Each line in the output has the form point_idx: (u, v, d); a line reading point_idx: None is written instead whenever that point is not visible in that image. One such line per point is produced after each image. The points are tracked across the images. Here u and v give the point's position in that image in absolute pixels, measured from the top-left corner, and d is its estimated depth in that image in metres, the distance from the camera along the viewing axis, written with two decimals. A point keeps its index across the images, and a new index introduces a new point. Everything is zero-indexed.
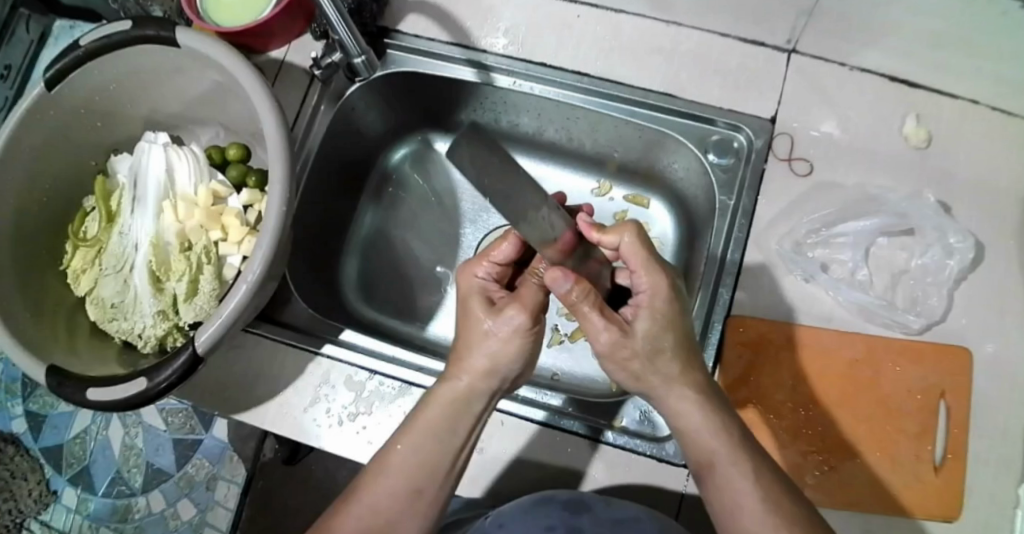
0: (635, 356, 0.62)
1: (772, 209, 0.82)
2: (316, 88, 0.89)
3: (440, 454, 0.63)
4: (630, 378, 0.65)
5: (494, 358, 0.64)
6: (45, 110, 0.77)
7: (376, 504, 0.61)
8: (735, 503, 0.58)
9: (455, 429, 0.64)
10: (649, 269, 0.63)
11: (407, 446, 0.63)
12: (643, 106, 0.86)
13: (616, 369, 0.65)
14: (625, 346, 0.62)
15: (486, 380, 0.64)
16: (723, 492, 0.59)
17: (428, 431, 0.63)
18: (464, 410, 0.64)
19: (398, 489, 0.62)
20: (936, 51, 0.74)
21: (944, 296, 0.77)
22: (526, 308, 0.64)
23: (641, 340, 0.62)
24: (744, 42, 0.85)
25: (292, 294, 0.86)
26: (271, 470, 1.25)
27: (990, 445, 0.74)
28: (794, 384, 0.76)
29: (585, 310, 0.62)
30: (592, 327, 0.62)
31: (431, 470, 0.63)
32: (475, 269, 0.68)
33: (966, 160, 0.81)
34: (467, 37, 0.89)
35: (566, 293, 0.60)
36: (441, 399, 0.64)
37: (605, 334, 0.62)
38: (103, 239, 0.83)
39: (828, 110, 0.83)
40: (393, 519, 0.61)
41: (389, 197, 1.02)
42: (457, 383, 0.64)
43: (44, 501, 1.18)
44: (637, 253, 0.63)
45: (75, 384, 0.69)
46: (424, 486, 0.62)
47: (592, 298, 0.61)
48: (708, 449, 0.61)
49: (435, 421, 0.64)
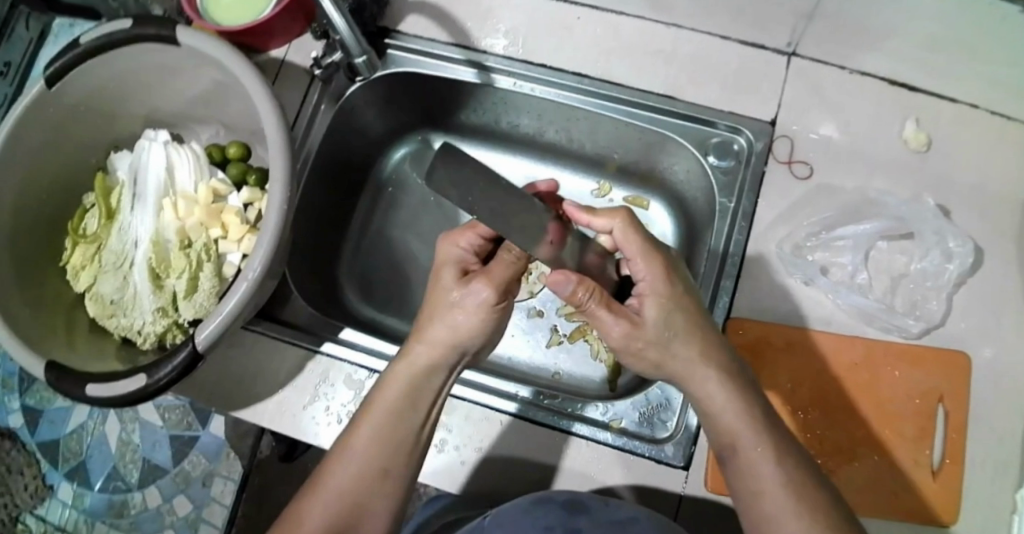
0: (649, 346, 0.62)
1: (772, 211, 0.82)
2: (317, 87, 0.89)
3: (405, 431, 0.61)
4: (649, 366, 0.63)
5: (454, 332, 0.63)
6: (45, 107, 0.77)
7: (342, 487, 0.58)
8: (760, 488, 0.56)
9: (417, 405, 0.63)
10: (645, 257, 0.62)
11: (372, 425, 0.61)
12: (645, 109, 0.86)
13: (633, 360, 0.64)
14: (637, 337, 0.62)
15: (445, 354, 0.63)
16: (747, 478, 0.57)
17: (391, 408, 0.61)
18: (424, 384, 0.63)
19: (365, 469, 0.59)
20: (937, 55, 0.74)
21: (943, 300, 0.78)
22: (494, 284, 0.63)
23: (651, 329, 0.61)
24: (745, 44, 0.85)
25: (292, 292, 0.86)
26: (268, 467, 1.23)
27: (987, 449, 0.74)
28: (793, 387, 0.76)
29: (592, 310, 0.62)
30: (603, 325, 0.62)
31: (397, 448, 0.61)
32: (458, 238, 0.66)
33: (966, 164, 0.81)
34: (468, 37, 0.89)
35: (572, 297, 0.61)
36: (400, 374, 0.63)
37: (617, 328, 0.62)
38: (102, 236, 0.83)
39: (828, 113, 0.83)
40: (361, 500, 0.59)
41: (389, 196, 1.02)
42: (418, 357, 0.63)
43: (40, 496, 1.18)
44: (632, 241, 0.62)
45: (73, 379, 0.69)
46: (392, 464, 0.60)
47: (598, 297, 0.61)
48: (731, 430, 0.59)
49: (397, 398, 0.62)
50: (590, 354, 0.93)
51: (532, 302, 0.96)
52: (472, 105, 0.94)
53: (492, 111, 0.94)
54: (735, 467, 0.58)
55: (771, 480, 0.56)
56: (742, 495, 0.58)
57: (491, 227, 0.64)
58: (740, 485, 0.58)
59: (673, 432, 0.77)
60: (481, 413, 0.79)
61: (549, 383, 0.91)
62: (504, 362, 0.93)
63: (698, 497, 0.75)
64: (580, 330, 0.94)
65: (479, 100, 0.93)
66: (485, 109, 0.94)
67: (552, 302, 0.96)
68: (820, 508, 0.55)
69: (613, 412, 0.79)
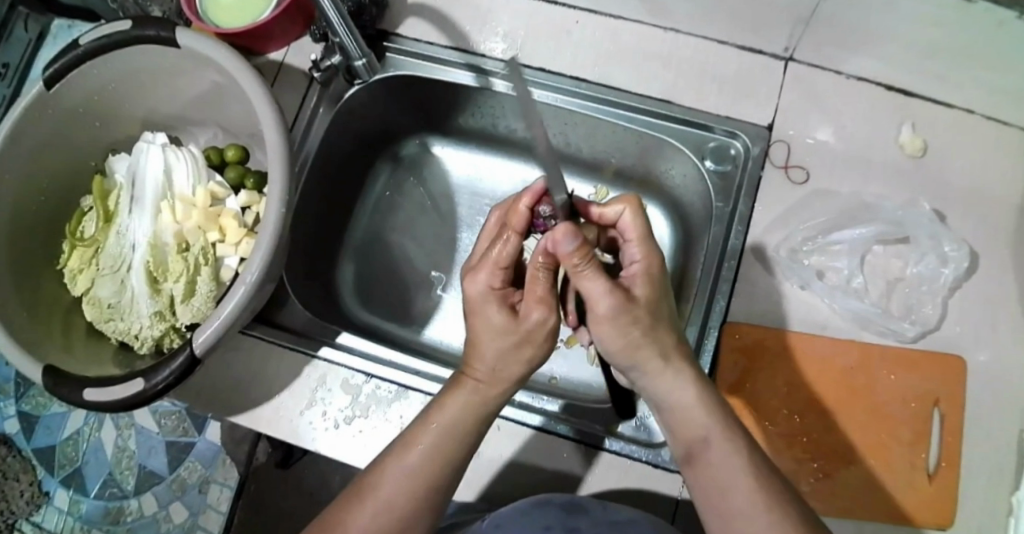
0: (638, 324, 0.58)
1: (769, 216, 0.82)
2: (315, 90, 0.89)
3: (458, 454, 0.60)
4: (626, 348, 0.59)
5: (514, 361, 0.61)
6: (43, 109, 0.77)
7: (391, 503, 0.57)
8: (725, 488, 0.56)
9: (475, 430, 0.61)
10: (643, 243, 0.63)
11: (426, 444, 0.59)
12: (642, 113, 0.86)
13: (611, 337, 0.59)
14: (630, 311, 0.58)
15: (504, 380, 0.61)
16: (711, 478, 0.57)
17: (449, 430, 0.60)
18: (484, 409, 0.61)
19: (416, 487, 0.58)
20: (932, 60, 0.75)
21: (939, 304, 0.78)
22: (541, 298, 0.61)
23: (642, 307, 0.59)
24: (742, 49, 0.85)
25: (289, 296, 0.86)
26: (265, 474, 1.23)
27: (984, 452, 0.74)
28: (789, 390, 0.76)
29: (585, 274, 0.58)
30: (593, 295, 0.58)
31: (448, 469, 0.59)
32: (480, 271, 0.62)
33: (962, 169, 0.81)
34: (466, 41, 0.89)
35: (572, 254, 0.57)
36: (461, 396, 0.61)
37: (608, 297, 0.58)
38: (100, 239, 0.83)
39: (824, 118, 0.83)
40: (407, 516, 0.58)
41: (387, 200, 1.02)
42: (477, 380, 0.61)
43: (37, 503, 1.17)
44: (635, 224, 0.63)
45: (70, 384, 0.68)
46: (440, 483, 0.59)
47: (597, 262, 0.58)
48: (698, 429, 0.59)
49: (456, 420, 0.60)
50: (586, 359, 0.93)
51: None
52: (470, 110, 0.95)
53: (490, 116, 0.95)
54: (701, 465, 0.58)
55: (733, 481, 0.56)
56: (705, 497, 0.58)
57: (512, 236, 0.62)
58: (703, 485, 0.58)
59: None
60: None
61: (546, 388, 0.91)
62: None
63: None
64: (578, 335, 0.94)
65: (477, 104, 0.93)
66: (482, 113, 0.95)
67: None
68: (782, 505, 0.54)
69: (610, 417, 0.79)
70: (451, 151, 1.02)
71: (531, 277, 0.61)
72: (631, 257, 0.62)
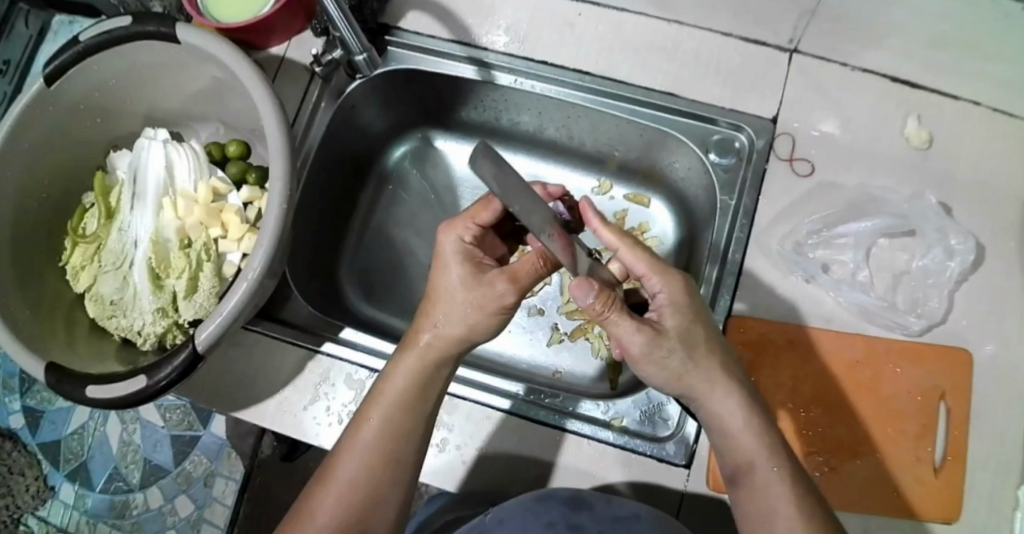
0: (674, 355, 0.61)
1: (774, 209, 0.81)
2: (317, 84, 0.88)
3: (412, 422, 0.62)
4: (672, 378, 0.62)
5: (463, 327, 0.63)
6: (44, 106, 0.77)
7: (353, 478, 0.60)
8: (770, 509, 0.58)
9: (426, 396, 0.63)
10: (664, 277, 0.63)
11: (380, 418, 0.61)
12: (646, 105, 0.85)
13: (652, 372, 0.62)
14: (659, 345, 0.60)
15: (455, 345, 0.64)
16: (759, 499, 0.59)
17: (399, 400, 0.62)
18: (432, 374, 0.64)
19: (376, 459, 0.60)
20: (937, 52, 0.74)
21: (945, 297, 0.78)
22: (519, 290, 0.63)
23: (672, 338, 0.61)
24: (746, 41, 0.84)
25: (292, 292, 0.86)
26: (269, 467, 1.22)
27: (989, 446, 0.74)
28: (794, 384, 0.76)
29: (609, 318, 0.60)
30: (621, 336, 0.61)
31: (405, 440, 0.61)
32: (457, 230, 0.66)
33: (967, 161, 0.81)
34: (468, 35, 0.89)
35: (594, 304, 0.60)
36: (409, 366, 0.63)
37: (640, 336, 0.60)
38: (102, 235, 0.82)
39: (828, 110, 0.83)
40: (374, 492, 0.60)
41: (391, 194, 1.01)
42: (424, 349, 0.63)
43: (42, 497, 1.18)
44: (643, 261, 0.63)
45: (73, 381, 0.68)
46: (401, 456, 0.61)
47: (620, 306, 0.60)
48: (748, 457, 0.60)
49: (405, 391, 0.62)
50: (590, 352, 0.93)
51: (532, 300, 0.96)
52: (472, 103, 0.94)
53: (492, 109, 0.94)
54: (749, 490, 0.60)
55: (781, 505, 0.57)
56: (751, 518, 0.59)
57: (497, 210, 0.66)
58: (751, 507, 0.59)
59: (675, 429, 0.77)
60: (482, 411, 0.78)
61: (551, 381, 0.91)
62: (504, 360, 0.93)
63: (701, 494, 0.74)
64: (582, 328, 0.94)
65: (479, 98, 0.93)
66: (485, 107, 0.94)
67: (553, 300, 0.96)
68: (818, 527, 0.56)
69: (614, 411, 0.79)
70: (455, 145, 1.01)
71: (525, 258, 0.63)
72: (654, 289, 0.63)
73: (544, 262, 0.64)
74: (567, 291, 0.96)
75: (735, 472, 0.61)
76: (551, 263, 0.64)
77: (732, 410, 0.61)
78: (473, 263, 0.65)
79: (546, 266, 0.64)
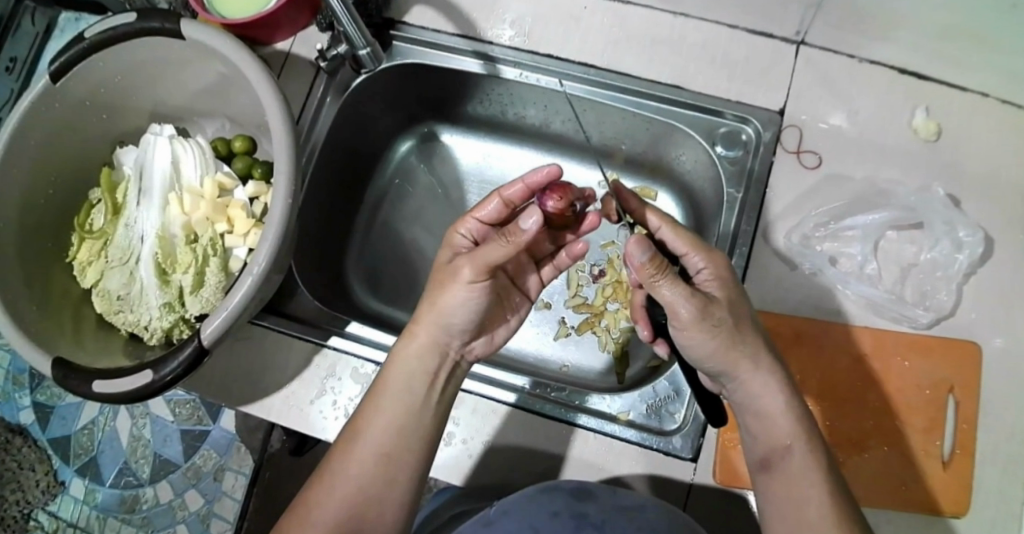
0: (724, 322, 0.61)
1: (781, 201, 0.81)
2: (322, 79, 0.88)
3: (403, 416, 0.62)
4: (720, 350, 0.61)
5: (441, 313, 0.64)
6: (50, 102, 0.77)
7: (347, 475, 0.60)
8: (802, 494, 0.57)
9: (416, 390, 0.63)
10: (704, 250, 0.64)
11: (371, 414, 0.62)
12: (651, 98, 0.85)
13: (700, 344, 0.62)
14: (711, 312, 0.60)
15: (436, 336, 0.65)
16: (791, 484, 0.58)
17: (388, 394, 0.63)
18: (419, 368, 0.64)
19: (369, 454, 0.60)
20: (945, 43, 0.73)
21: (953, 290, 0.77)
22: (480, 262, 0.62)
23: (723, 307, 0.61)
24: (753, 33, 0.84)
25: (298, 286, 0.86)
26: (279, 461, 1.21)
27: (998, 439, 0.74)
28: (801, 379, 0.76)
29: (660, 282, 0.61)
30: (671, 301, 0.61)
31: (398, 433, 0.62)
32: (459, 226, 0.68)
33: (976, 154, 0.80)
34: (473, 29, 0.88)
35: (646, 264, 0.60)
36: (397, 362, 0.64)
37: (689, 302, 0.60)
38: (108, 231, 0.83)
39: (836, 103, 0.82)
40: (369, 489, 0.60)
41: (397, 189, 1.01)
42: (408, 343, 0.65)
43: (53, 492, 1.19)
44: (683, 237, 0.64)
45: (80, 376, 0.69)
46: (394, 450, 0.61)
47: (670, 271, 0.61)
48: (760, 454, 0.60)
49: (394, 385, 0.63)
50: (598, 346, 0.93)
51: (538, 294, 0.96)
52: (479, 97, 0.94)
53: (498, 103, 0.94)
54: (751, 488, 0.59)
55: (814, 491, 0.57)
56: (781, 503, 0.58)
57: (498, 206, 0.67)
58: (782, 491, 0.59)
59: (682, 423, 0.76)
60: (488, 405, 0.78)
61: (557, 375, 0.91)
62: (511, 353, 0.93)
63: (708, 486, 0.74)
64: (588, 322, 0.94)
65: (485, 92, 0.92)
66: (491, 101, 0.94)
67: (560, 293, 0.96)
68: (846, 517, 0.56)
69: (621, 404, 0.79)
70: (460, 138, 1.01)
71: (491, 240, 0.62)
72: (697, 265, 0.64)
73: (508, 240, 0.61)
74: (574, 285, 0.95)
75: (768, 457, 0.61)
76: (517, 244, 0.61)
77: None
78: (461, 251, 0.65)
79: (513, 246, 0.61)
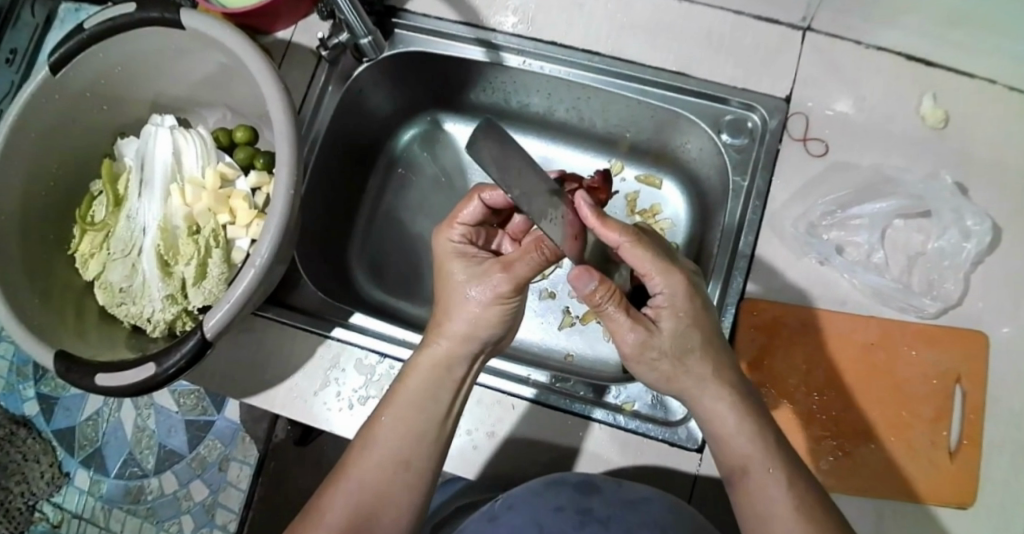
0: (663, 357, 0.61)
1: (787, 190, 0.80)
2: (324, 67, 0.87)
3: (426, 422, 0.62)
4: (662, 378, 0.62)
5: (475, 323, 0.63)
6: (50, 94, 0.76)
7: (364, 479, 0.60)
8: (767, 511, 0.56)
9: (439, 397, 0.63)
10: (668, 275, 0.61)
11: (391, 419, 0.62)
12: (655, 85, 0.84)
13: (643, 370, 0.62)
14: (653, 345, 0.60)
15: (465, 345, 0.64)
16: (756, 501, 0.57)
17: (412, 401, 0.63)
18: (445, 376, 0.64)
19: (390, 461, 0.60)
20: (951, 30, 0.73)
21: (961, 279, 0.76)
22: (513, 279, 0.62)
23: (665, 339, 0.60)
24: (758, 20, 0.83)
25: (302, 277, 0.85)
26: (284, 451, 1.24)
27: (1006, 430, 0.73)
28: (808, 369, 0.75)
29: (607, 309, 0.59)
30: (614, 327, 0.60)
31: (419, 440, 0.61)
32: (448, 232, 0.67)
33: (984, 141, 0.79)
34: (476, 16, 0.87)
35: (590, 294, 0.59)
36: (422, 367, 0.64)
37: (631, 334, 0.60)
38: (110, 223, 0.82)
39: (844, 90, 0.81)
40: (386, 494, 0.60)
41: (401, 178, 1.01)
42: (435, 349, 0.64)
43: (57, 483, 1.19)
44: (645, 259, 0.60)
45: (82, 370, 0.68)
46: (414, 456, 0.61)
47: (618, 296, 0.59)
48: (743, 456, 0.59)
49: (418, 391, 0.63)
50: (601, 336, 0.92)
51: (542, 283, 0.95)
52: (482, 86, 0.93)
53: (502, 91, 0.93)
54: (747, 491, 0.58)
55: (781, 506, 0.56)
56: (749, 519, 0.58)
57: (480, 207, 0.66)
58: (747, 509, 0.58)
59: (686, 414, 0.76)
60: (493, 396, 0.78)
61: (562, 364, 0.91)
62: (515, 343, 0.92)
63: (713, 477, 0.74)
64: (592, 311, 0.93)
65: (488, 80, 0.92)
66: (494, 89, 0.93)
67: (564, 283, 0.95)
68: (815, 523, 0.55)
69: (626, 395, 0.79)
70: (462, 128, 1.01)
71: (523, 251, 0.62)
72: (654, 289, 0.61)
73: (545, 253, 0.62)
74: None
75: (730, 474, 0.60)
76: (552, 256, 0.62)
77: (733, 403, 0.60)
78: (470, 261, 0.65)
79: (551, 256, 0.62)
